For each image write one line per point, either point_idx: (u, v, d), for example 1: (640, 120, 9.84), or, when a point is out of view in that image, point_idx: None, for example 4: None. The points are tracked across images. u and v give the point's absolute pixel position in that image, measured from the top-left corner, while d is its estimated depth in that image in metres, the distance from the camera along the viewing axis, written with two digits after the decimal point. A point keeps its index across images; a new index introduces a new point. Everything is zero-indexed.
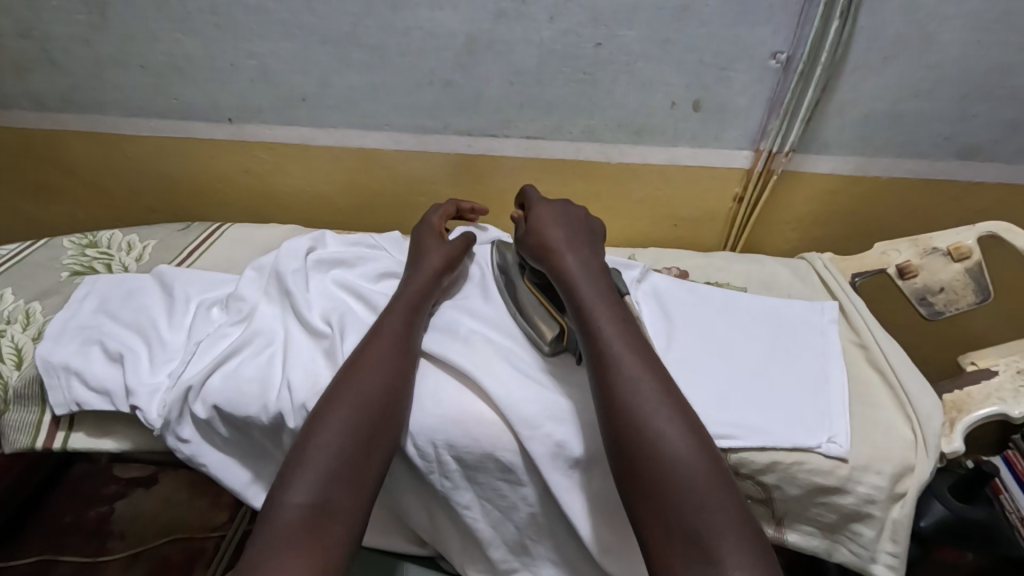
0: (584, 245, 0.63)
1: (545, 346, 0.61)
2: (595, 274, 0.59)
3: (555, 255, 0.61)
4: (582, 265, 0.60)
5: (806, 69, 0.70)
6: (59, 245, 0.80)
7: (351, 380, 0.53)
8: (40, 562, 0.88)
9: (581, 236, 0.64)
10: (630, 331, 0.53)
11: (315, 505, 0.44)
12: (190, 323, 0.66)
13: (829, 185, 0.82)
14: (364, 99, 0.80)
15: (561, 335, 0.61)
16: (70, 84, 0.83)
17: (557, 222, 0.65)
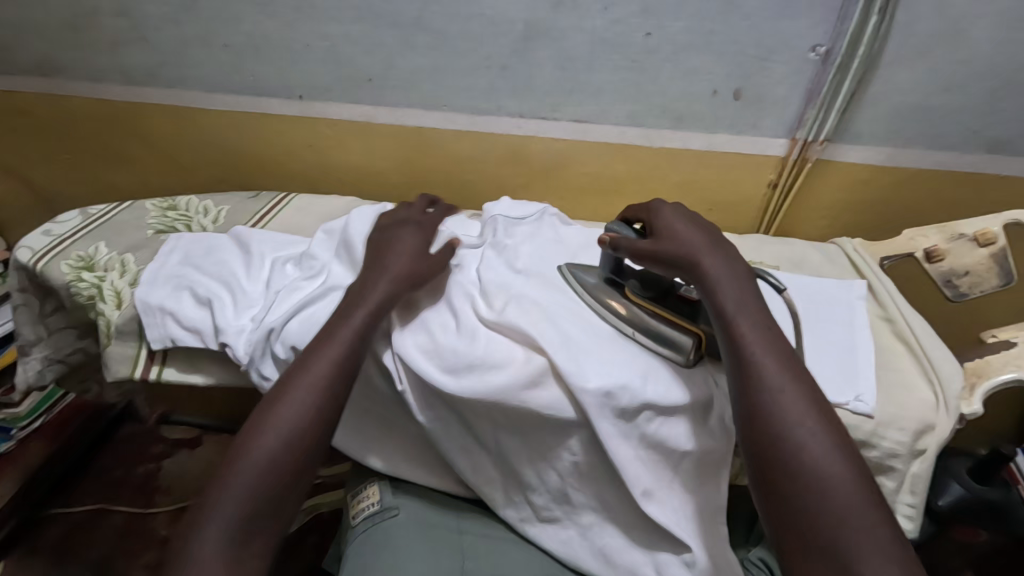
0: (718, 243, 0.58)
1: (688, 356, 0.62)
2: (741, 275, 0.55)
3: (693, 264, 0.56)
4: (726, 267, 0.55)
5: (843, 61, 0.75)
6: (143, 207, 0.88)
7: (288, 391, 0.54)
8: (94, 512, 1.25)
9: (718, 238, 0.59)
10: (764, 320, 0.52)
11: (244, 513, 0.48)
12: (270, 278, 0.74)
13: (862, 174, 0.86)
14: (425, 81, 0.86)
15: (700, 344, 0.62)
16: (156, 61, 0.91)
17: (686, 226, 0.60)
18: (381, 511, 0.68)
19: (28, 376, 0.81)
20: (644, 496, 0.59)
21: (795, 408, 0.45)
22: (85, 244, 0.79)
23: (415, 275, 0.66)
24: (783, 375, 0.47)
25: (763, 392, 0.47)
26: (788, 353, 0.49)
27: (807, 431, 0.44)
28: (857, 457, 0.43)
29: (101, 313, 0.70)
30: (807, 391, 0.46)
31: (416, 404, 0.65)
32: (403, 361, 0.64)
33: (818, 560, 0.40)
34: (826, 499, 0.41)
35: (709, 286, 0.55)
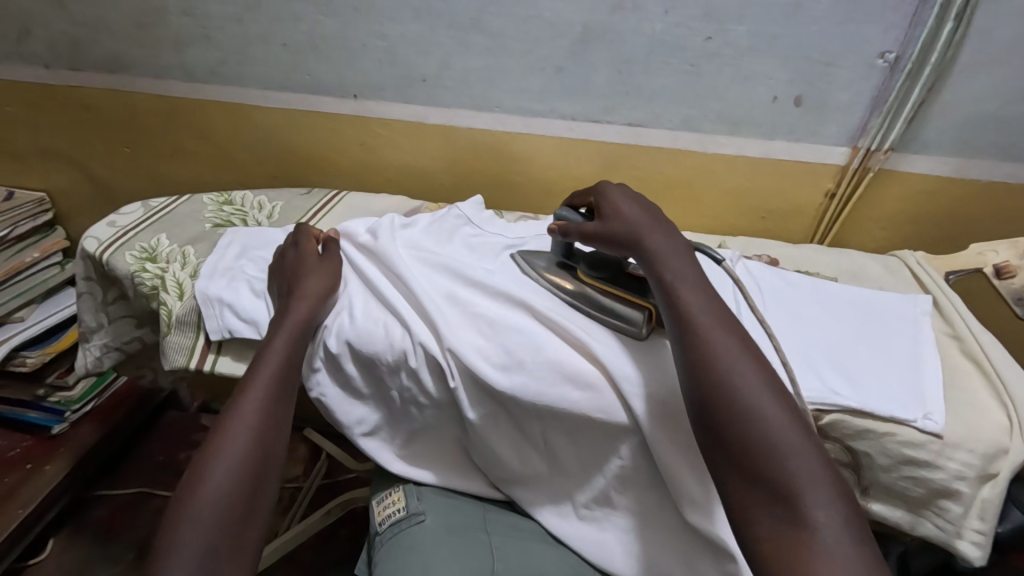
0: (653, 219, 0.62)
1: (642, 329, 0.61)
2: (683, 250, 0.59)
3: (637, 241, 0.60)
4: (670, 245, 0.59)
5: (913, 68, 0.73)
6: (201, 201, 0.90)
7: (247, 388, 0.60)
8: (138, 495, 1.33)
9: (655, 214, 0.63)
10: (699, 283, 0.56)
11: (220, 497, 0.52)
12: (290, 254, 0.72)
13: (926, 185, 0.83)
14: (479, 82, 0.87)
15: (651, 316, 0.62)
16: (218, 58, 0.93)
17: (628, 205, 0.64)
18: (407, 518, 0.65)
19: (88, 360, 0.84)
20: (687, 504, 0.56)
21: (730, 356, 0.49)
22: (147, 236, 0.81)
23: (331, 281, 0.69)
24: (726, 339, 0.51)
25: (701, 347, 0.50)
26: (721, 310, 0.53)
27: (742, 376, 0.48)
28: (786, 395, 0.48)
29: (162, 303, 0.72)
30: (739, 342, 0.51)
31: (465, 400, 0.63)
32: (455, 357, 0.61)
33: (757, 490, 0.44)
34: (761, 435, 0.45)
35: (650, 259, 0.58)
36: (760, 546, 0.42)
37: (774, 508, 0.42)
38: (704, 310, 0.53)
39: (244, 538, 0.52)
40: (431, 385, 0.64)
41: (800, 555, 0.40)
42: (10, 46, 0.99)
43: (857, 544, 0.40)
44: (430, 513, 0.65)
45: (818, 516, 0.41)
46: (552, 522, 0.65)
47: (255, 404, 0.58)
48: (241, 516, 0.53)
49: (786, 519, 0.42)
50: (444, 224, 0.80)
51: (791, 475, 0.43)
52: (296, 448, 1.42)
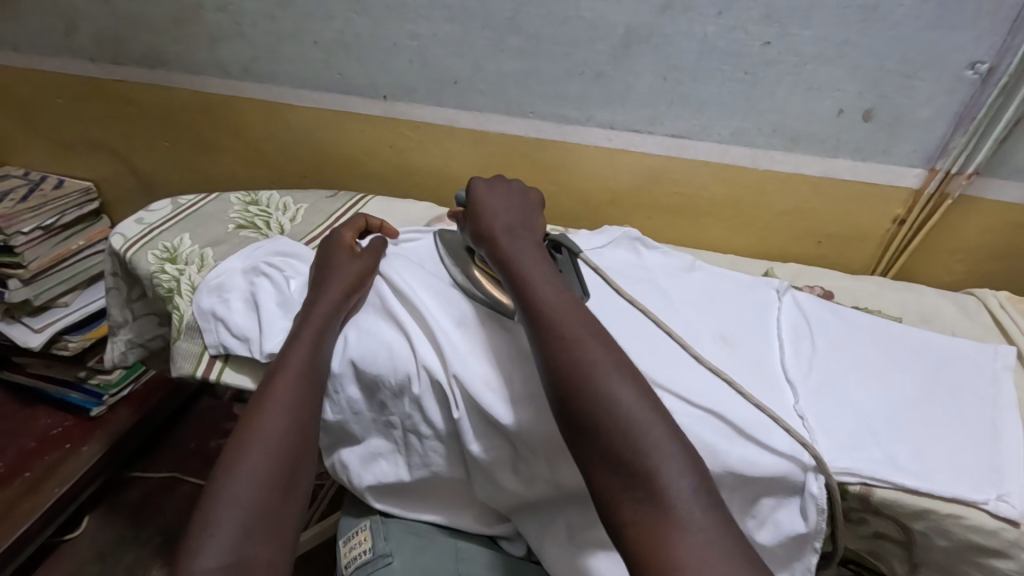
0: (508, 214, 0.64)
1: (525, 322, 0.62)
2: (535, 245, 0.61)
3: (491, 238, 0.62)
4: (518, 241, 0.61)
5: (1010, 82, 0.63)
6: (227, 200, 0.89)
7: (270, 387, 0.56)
8: (171, 478, 1.34)
9: (509, 209, 0.65)
10: (546, 270, 0.57)
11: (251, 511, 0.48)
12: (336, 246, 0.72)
13: (1017, 215, 0.73)
14: (513, 86, 0.81)
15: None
16: (251, 55, 0.92)
17: (489, 202, 0.66)
18: (374, 560, 0.62)
19: (114, 356, 0.85)
20: None
21: (578, 340, 0.49)
22: (171, 234, 0.81)
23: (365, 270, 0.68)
24: (575, 323, 0.51)
25: (557, 332, 0.50)
26: (568, 293, 0.55)
27: (594, 358, 0.48)
28: (636, 374, 0.48)
29: (176, 307, 0.72)
30: (588, 326, 0.51)
31: (468, 432, 0.58)
32: (458, 381, 0.58)
33: (617, 476, 0.43)
34: (617, 418, 0.45)
35: (501, 254, 0.59)
36: (627, 532, 0.42)
37: (633, 492, 0.42)
38: (551, 294, 0.54)
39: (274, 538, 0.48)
40: (436, 414, 0.60)
41: (661, 540, 0.40)
42: (59, 40, 1.01)
43: (717, 518, 0.40)
44: (398, 554, 0.62)
45: (675, 495, 0.41)
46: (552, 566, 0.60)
47: (282, 402, 0.55)
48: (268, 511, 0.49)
49: (644, 501, 0.41)
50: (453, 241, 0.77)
51: (647, 453, 0.43)
52: None
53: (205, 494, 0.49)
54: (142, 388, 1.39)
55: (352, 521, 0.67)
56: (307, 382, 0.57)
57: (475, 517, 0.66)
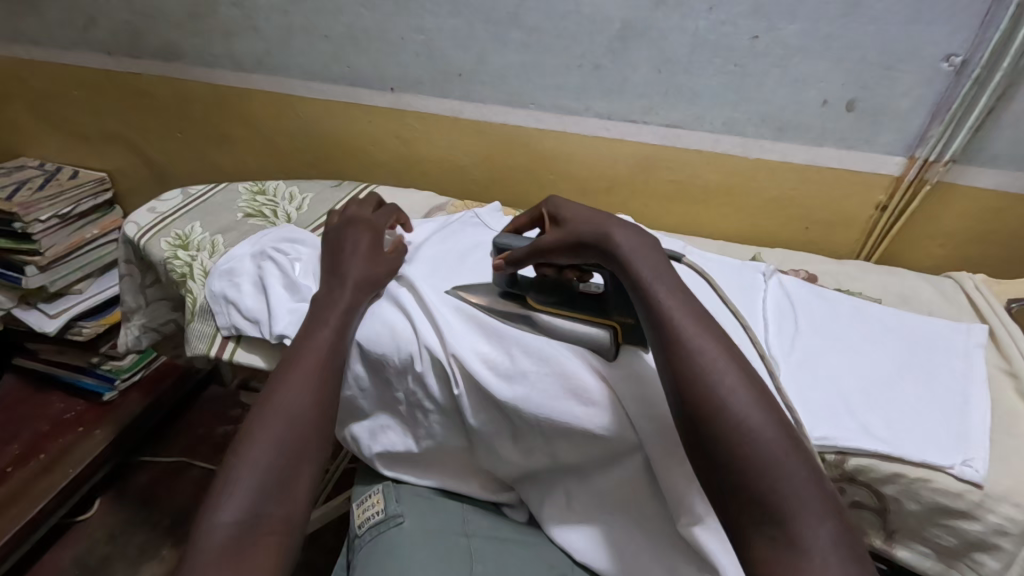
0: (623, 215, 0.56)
1: (611, 356, 0.59)
2: (651, 245, 0.53)
3: (601, 236, 0.54)
4: (635, 239, 0.53)
5: (983, 74, 0.67)
6: (236, 189, 0.93)
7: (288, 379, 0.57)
8: (180, 463, 1.38)
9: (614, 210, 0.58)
10: (674, 273, 0.51)
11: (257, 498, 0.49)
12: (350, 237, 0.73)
13: (992, 202, 0.77)
14: (514, 78, 0.85)
15: (617, 334, 0.61)
16: (263, 49, 0.96)
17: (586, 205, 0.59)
18: (384, 521, 0.65)
19: (127, 339, 0.88)
20: None
21: (716, 364, 0.44)
22: (183, 223, 0.85)
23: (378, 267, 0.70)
24: (711, 345, 0.45)
25: (680, 344, 0.46)
26: (700, 309, 0.48)
27: (725, 374, 0.44)
28: (769, 395, 0.44)
29: (188, 291, 0.76)
30: (717, 337, 0.46)
31: (468, 405, 0.62)
32: (458, 362, 0.61)
33: (749, 516, 0.40)
34: (748, 443, 0.41)
35: (619, 250, 0.52)
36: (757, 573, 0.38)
37: (766, 527, 0.39)
38: (677, 304, 0.48)
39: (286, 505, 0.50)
40: (436, 389, 0.63)
41: None
42: (77, 34, 1.05)
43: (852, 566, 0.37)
44: (409, 516, 0.65)
45: (808, 538, 0.37)
46: (551, 528, 0.63)
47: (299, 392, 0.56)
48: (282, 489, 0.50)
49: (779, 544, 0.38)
50: (451, 230, 0.81)
51: (782, 487, 0.39)
52: None
53: (222, 471, 0.50)
54: (148, 377, 1.42)
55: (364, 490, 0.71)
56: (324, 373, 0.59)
57: (476, 485, 0.70)
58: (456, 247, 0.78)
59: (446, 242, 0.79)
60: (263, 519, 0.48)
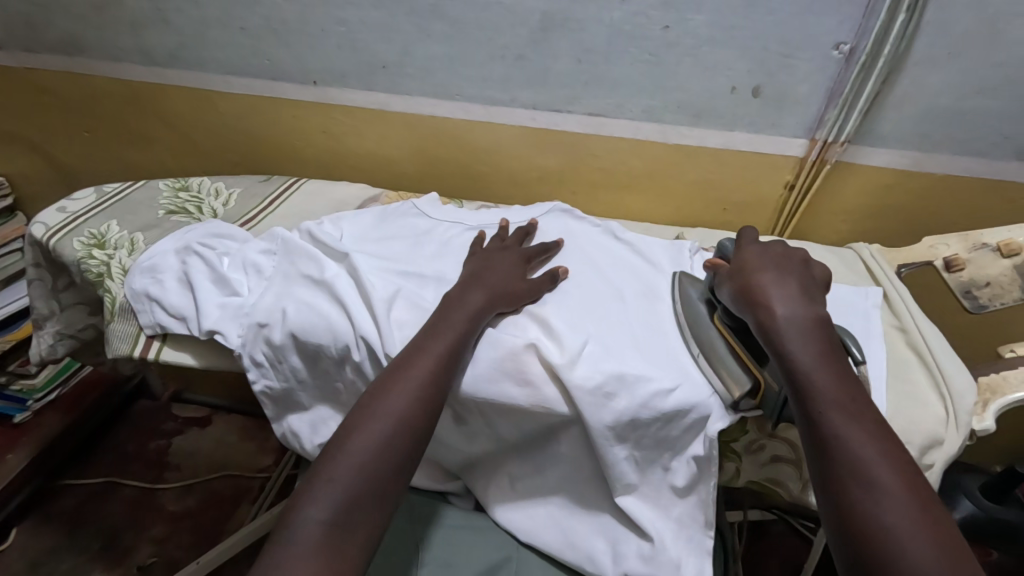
0: (802, 297, 0.56)
1: (732, 398, 0.56)
2: (817, 330, 0.53)
3: (763, 304, 0.56)
4: (798, 321, 0.54)
5: (868, 61, 0.72)
6: (156, 187, 0.88)
7: (379, 401, 0.54)
8: (107, 483, 1.29)
9: (799, 287, 0.57)
10: (836, 370, 0.50)
11: (333, 524, 0.47)
12: (498, 258, 0.70)
13: (883, 178, 0.84)
14: (440, 69, 0.85)
15: (755, 392, 0.56)
16: (175, 42, 0.91)
17: (767, 267, 0.60)
18: None
19: (40, 349, 0.83)
20: (623, 488, 0.58)
21: (885, 492, 0.43)
22: (97, 222, 0.80)
23: (507, 289, 0.65)
24: (882, 474, 0.44)
25: (844, 462, 0.45)
26: (880, 430, 0.47)
27: (876, 466, 0.44)
28: (948, 537, 0.41)
29: (107, 290, 0.72)
30: (892, 460, 0.45)
31: None
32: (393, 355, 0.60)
33: None
34: None
35: (778, 331, 0.53)
36: None
37: None
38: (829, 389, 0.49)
39: (379, 507, 0.49)
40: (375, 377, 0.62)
41: None
42: None
43: None
44: None
45: None
46: (494, 509, 0.64)
47: (391, 416, 0.52)
48: (376, 491, 0.49)
49: None
50: (390, 221, 0.81)
51: None
52: (268, 438, 1.42)
53: (314, 471, 0.50)
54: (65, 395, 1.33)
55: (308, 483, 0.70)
56: (447, 372, 0.56)
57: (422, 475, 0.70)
58: (393, 236, 0.78)
59: (383, 232, 0.79)
60: (356, 519, 0.48)
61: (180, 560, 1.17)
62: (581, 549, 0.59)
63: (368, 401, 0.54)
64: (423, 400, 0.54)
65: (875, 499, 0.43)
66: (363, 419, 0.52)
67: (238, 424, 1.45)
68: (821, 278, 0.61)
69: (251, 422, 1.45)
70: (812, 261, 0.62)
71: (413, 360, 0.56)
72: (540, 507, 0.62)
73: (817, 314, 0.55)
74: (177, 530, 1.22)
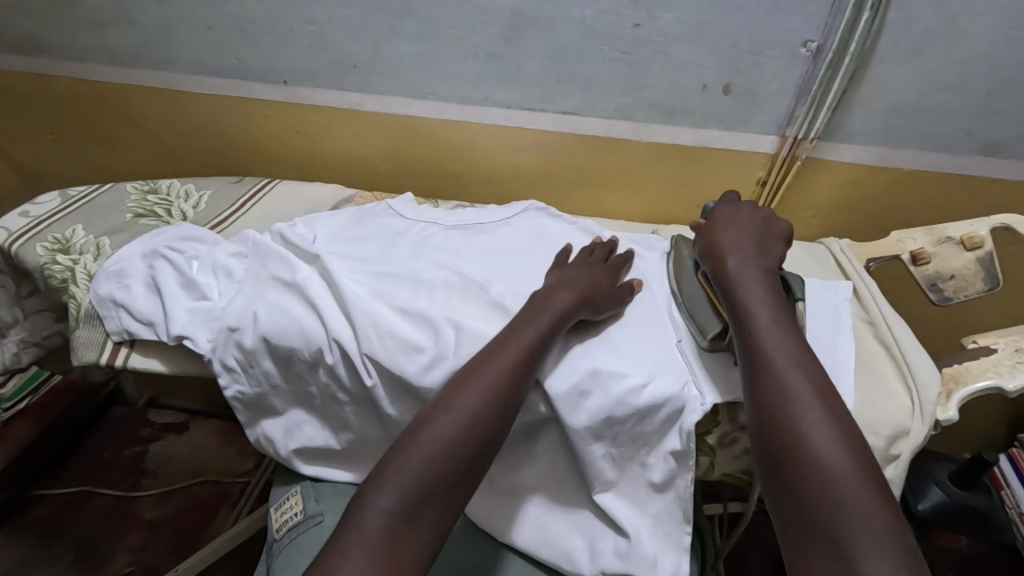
0: (754, 247, 0.64)
1: (705, 338, 0.61)
2: (762, 276, 0.60)
3: (719, 255, 0.63)
4: (747, 267, 0.61)
5: (835, 58, 0.73)
6: (124, 190, 0.86)
7: (452, 395, 0.52)
8: (81, 493, 1.26)
9: (755, 239, 0.64)
10: (775, 306, 0.57)
11: (397, 518, 0.46)
12: (587, 266, 0.68)
13: (852, 173, 0.85)
14: (413, 68, 0.85)
15: (723, 333, 0.60)
16: (140, 41, 0.89)
17: (729, 226, 0.67)
18: (305, 521, 0.64)
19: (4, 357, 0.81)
20: (601, 485, 0.58)
21: (802, 398, 0.49)
22: (61, 227, 0.78)
23: (594, 297, 0.63)
24: (799, 383, 0.50)
25: (771, 375, 0.51)
26: (803, 351, 0.53)
27: (794, 376, 0.51)
28: (851, 434, 0.48)
29: (72, 297, 0.71)
30: (811, 375, 0.51)
31: (383, 396, 0.60)
32: (370, 356, 0.59)
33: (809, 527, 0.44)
34: (827, 478, 0.45)
35: (728, 277, 0.61)
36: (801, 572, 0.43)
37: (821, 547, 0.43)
38: (763, 321, 0.55)
39: (444, 506, 0.48)
40: (350, 380, 0.62)
41: None
42: None
43: None
44: (329, 513, 0.64)
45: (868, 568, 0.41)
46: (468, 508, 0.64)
47: (466, 413, 0.51)
48: (442, 491, 0.48)
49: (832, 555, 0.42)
50: (364, 222, 0.80)
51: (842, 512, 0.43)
52: (247, 442, 1.40)
53: (384, 461, 0.49)
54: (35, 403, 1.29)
55: (286, 487, 0.69)
56: (526, 373, 0.54)
57: None
58: (367, 237, 0.77)
59: (358, 232, 0.78)
60: (423, 512, 0.47)
61: (157, 568, 1.15)
62: (560, 548, 0.59)
63: (448, 394, 0.52)
64: (500, 400, 0.52)
65: (792, 401, 0.49)
66: (438, 412, 0.51)
67: (217, 428, 1.42)
68: (783, 232, 0.67)
69: (228, 427, 1.43)
70: (775, 218, 0.68)
71: (492, 357, 0.54)
72: (517, 506, 0.62)
73: (766, 262, 0.62)
74: (155, 538, 1.20)
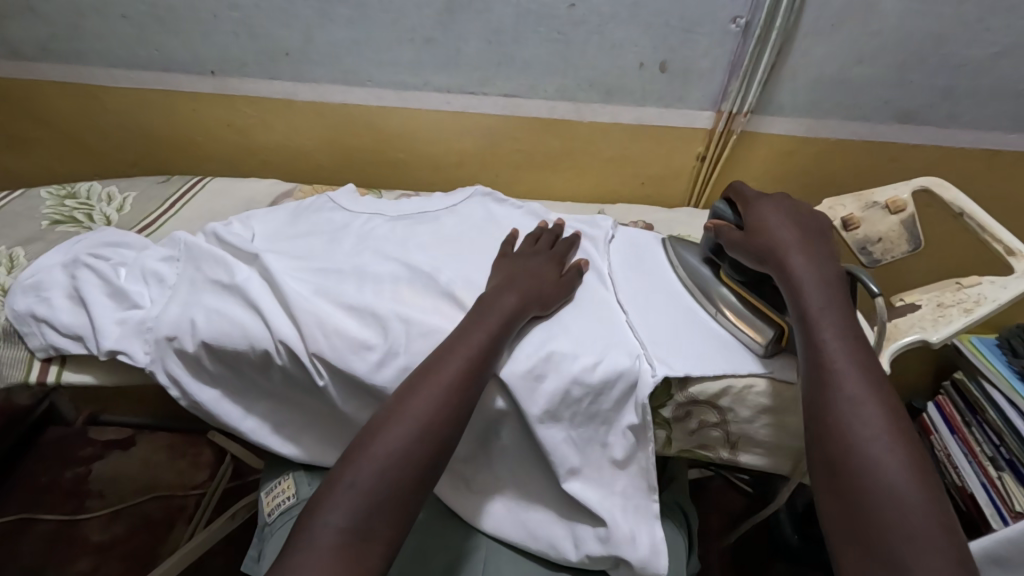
0: (815, 249, 0.57)
1: (766, 349, 0.59)
2: (830, 275, 0.54)
3: (779, 255, 0.57)
4: (814, 267, 0.55)
5: (763, 33, 0.75)
6: (37, 196, 0.80)
7: (402, 406, 0.51)
8: (20, 521, 1.18)
9: (808, 236, 0.58)
10: (842, 305, 0.52)
11: (350, 532, 0.44)
12: (535, 259, 0.67)
13: (784, 145, 0.88)
14: (347, 55, 0.82)
15: (782, 337, 0.58)
16: (47, 34, 0.82)
17: (778, 222, 0.60)
18: (297, 506, 0.63)
19: None
20: (568, 474, 0.57)
21: (862, 404, 0.46)
22: None
23: (542, 292, 0.63)
24: (862, 389, 0.46)
25: (831, 380, 0.47)
26: (865, 355, 0.49)
27: (851, 379, 0.47)
28: (914, 447, 0.44)
29: None
30: (874, 383, 0.47)
31: (336, 395, 0.60)
32: (318, 357, 0.58)
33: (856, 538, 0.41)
34: (879, 489, 0.42)
35: (792, 277, 0.54)
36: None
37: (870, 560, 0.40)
38: (823, 296, 0.52)
39: (398, 514, 0.47)
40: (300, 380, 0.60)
41: None
42: None
43: None
44: None
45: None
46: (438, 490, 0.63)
47: (414, 421, 0.50)
48: (396, 501, 0.47)
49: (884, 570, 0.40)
50: (304, 218, 0.77)
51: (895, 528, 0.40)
52: (200, 452, 1.34)
53: (332, 476, 0.48)
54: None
55: (274, 474, 0.67)
56: (477, 374, 0.53)
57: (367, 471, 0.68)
58: (308, 232, 0.75)
59: (299, 228, 0.75)
60: (376, 525, 0.46)
61: None
62: (542, 538, 0.59)
63: (396, 402, 0.51)
64: (450, 406, 0.51)
65: (851, 408, 0.46)
66: (386, 422, 0.50)
67: (164, 440, 1.35)
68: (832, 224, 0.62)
69: (175, 437, 1.36)
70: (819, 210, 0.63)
71: (440, 363, 0.53)
72: (479, 494, 0.63)
73: (828, 258, 0.56)
74: (105, 560, 1.15)
